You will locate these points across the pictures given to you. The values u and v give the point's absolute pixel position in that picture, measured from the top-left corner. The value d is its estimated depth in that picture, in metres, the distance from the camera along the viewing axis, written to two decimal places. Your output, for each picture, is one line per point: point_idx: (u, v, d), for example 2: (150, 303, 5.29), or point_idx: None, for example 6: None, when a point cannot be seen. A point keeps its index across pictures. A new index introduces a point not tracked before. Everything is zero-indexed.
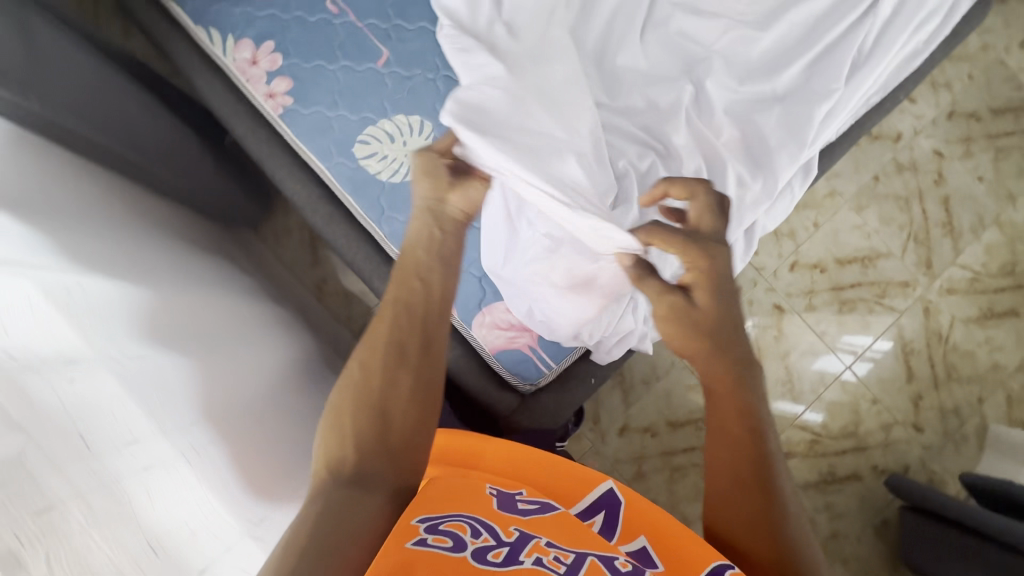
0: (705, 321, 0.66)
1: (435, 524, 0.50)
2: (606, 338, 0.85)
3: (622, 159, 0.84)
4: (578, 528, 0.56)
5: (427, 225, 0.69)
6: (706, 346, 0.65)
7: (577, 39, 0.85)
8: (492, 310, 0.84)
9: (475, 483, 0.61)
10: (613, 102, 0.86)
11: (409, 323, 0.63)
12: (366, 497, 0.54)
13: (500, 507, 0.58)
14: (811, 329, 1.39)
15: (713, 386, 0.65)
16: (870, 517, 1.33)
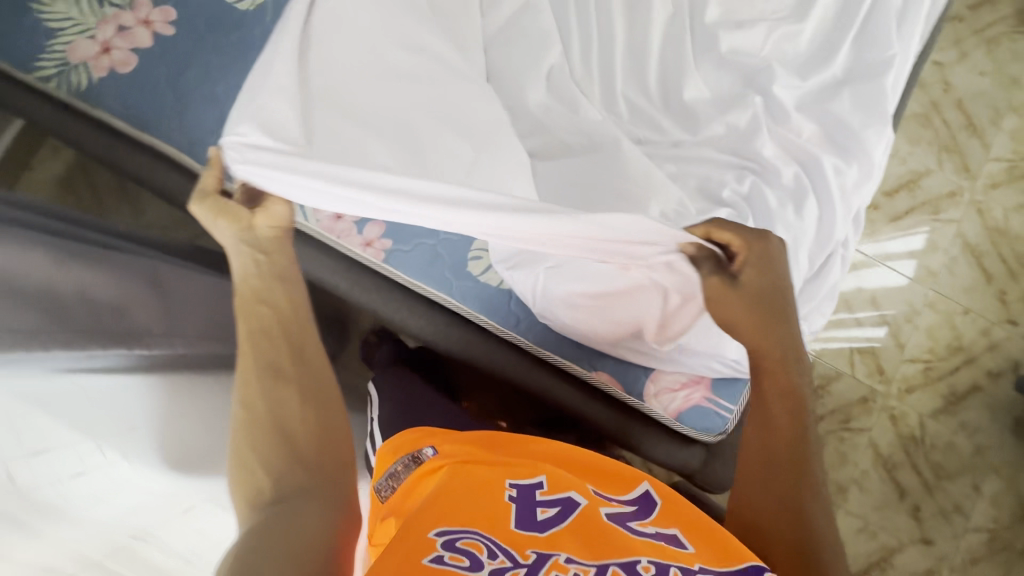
0: (755, 292, 0.65)
1: (451, 539, 0.53)
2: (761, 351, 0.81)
3: (725, 189, 0.85)
4: (599, 532, 0.56)
5: (248, 254, 0.65)
6: (760, 318, 0.65)
7: (638, 94, 0.87)
8: (658, 377, 0.83)
9: (500, 488, 0.62)
10: (695, 137, 0.87)
11: (271, 346, 0.63)
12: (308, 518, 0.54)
13: (522, 516, 0.58)
14: (885, 265, 1.42)
15: (761, 361, 0.66)
16: (1003, 421, 1.37)
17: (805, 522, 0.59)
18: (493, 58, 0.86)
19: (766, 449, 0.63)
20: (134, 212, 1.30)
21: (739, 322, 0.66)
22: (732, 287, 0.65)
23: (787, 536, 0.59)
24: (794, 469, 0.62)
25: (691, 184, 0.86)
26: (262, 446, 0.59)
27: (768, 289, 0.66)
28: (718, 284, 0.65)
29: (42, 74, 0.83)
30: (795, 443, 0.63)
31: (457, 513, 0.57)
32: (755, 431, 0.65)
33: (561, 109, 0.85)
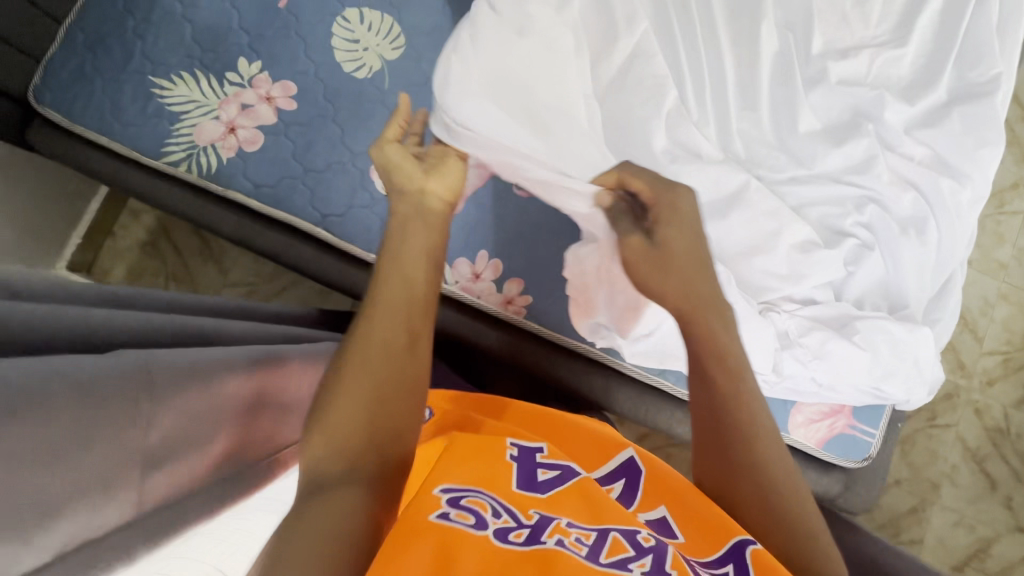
0: (681, 272, 0.70)
1: (457, 498, 0.54)
2: (891, 387, 0.80)
3: (847, 219, 0.87)
4: (595, 494, 0.59)
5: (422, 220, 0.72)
6: (686, 267, 0.70)
7: (752, 132, 0.89)
8: (801, 408, 0.84)
9: (497, 448, 0.64)
10: (814, 170, 0.89)
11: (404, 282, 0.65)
12: (353, 497, 0.48)
13: (522, 483, 0.60)
14: None
15: (684, 310, 0.68)
16: None
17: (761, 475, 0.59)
18: (610, 108, 0.88)
19: (716, 407, 0.62)
20: (219, 269, 1.31)
21: (671, 281, 0.70)
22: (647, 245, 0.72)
23: (754, 489, 0.58)
24: (736, 419, 0.61)
25: (813, 215, 0.88)
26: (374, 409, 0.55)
27: (693, 245, 0.71)
28: (634, 247, 0.74)
29: (171, 158, 0.84)
30: (734, 380, 0.63)
31: (468, 470, 0.59)
32: (651, 262, 0.72)
33: (682, 153, 0.86)
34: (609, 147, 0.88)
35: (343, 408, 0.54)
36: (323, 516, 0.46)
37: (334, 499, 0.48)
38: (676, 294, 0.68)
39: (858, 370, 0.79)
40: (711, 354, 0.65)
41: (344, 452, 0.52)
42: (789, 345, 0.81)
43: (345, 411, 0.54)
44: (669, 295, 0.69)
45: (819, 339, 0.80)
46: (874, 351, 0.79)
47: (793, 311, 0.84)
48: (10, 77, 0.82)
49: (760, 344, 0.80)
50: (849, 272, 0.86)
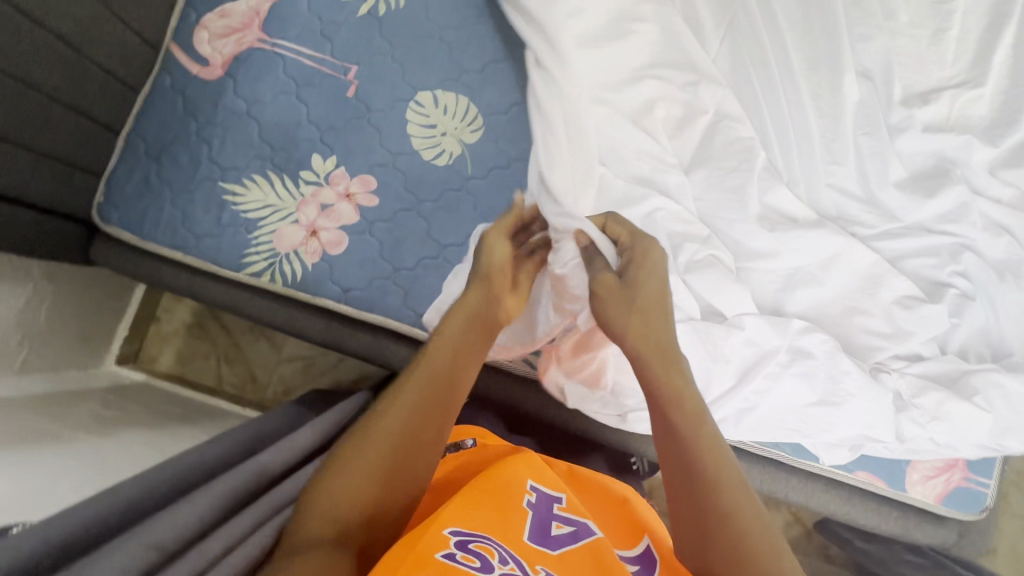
0: (642, 309, 0.63)
1: (466, 541, 0.55)
2: (1010, 440, 0.80)
3: (942, 270, 0.86)
4: (607, 557, 0.57)
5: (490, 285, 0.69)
6: (635, 314, 0.63)
7: (840, 187, 0.88)
8: (917, 466, 0.83)
9: (515, 488, 0.64)
10: (904, 221, 0.88)
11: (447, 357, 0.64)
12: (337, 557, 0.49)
13: (531, 533, 0.60)
14: None
15: (639, 351, 0.63)
16: None
17: (730, 531, 0.56)
18: (696, 176, 0.86)
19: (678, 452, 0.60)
20: (273, 345, 1.27)
21: (633, 318, 0.63)
22: (617, 282, 0.65)
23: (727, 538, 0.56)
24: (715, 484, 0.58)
25: (910, 267, 0.87)
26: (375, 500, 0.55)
27: (652, 302, 0.64)
28: (608, 283, 0.65)
29: (253, 269, 0.79)
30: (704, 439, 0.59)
31: (475, 515, 0.59)
32: (624, 304, 0.64)
33: (774, 217, 0.85)
34: (701, 215, 0.85)
35: (335, 481, 0.55)
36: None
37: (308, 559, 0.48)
38: (638, 334, 0.63)
39: (979, 427, 0.79)
40: (674, 404, 0.61)
41: (333, 518, 0.53)
42: (905, 408, 0.80)
43: (349, 485, 0.55)
44: (633, 334, 0.63)
45: (936, 400, 0.80)
46: (989, 405, 0.79)
47: (902, 369, 0.83)
48: (75, 199, 0.77)
49: (883, 413, 0.79)
50: (953, 324, 0.86)
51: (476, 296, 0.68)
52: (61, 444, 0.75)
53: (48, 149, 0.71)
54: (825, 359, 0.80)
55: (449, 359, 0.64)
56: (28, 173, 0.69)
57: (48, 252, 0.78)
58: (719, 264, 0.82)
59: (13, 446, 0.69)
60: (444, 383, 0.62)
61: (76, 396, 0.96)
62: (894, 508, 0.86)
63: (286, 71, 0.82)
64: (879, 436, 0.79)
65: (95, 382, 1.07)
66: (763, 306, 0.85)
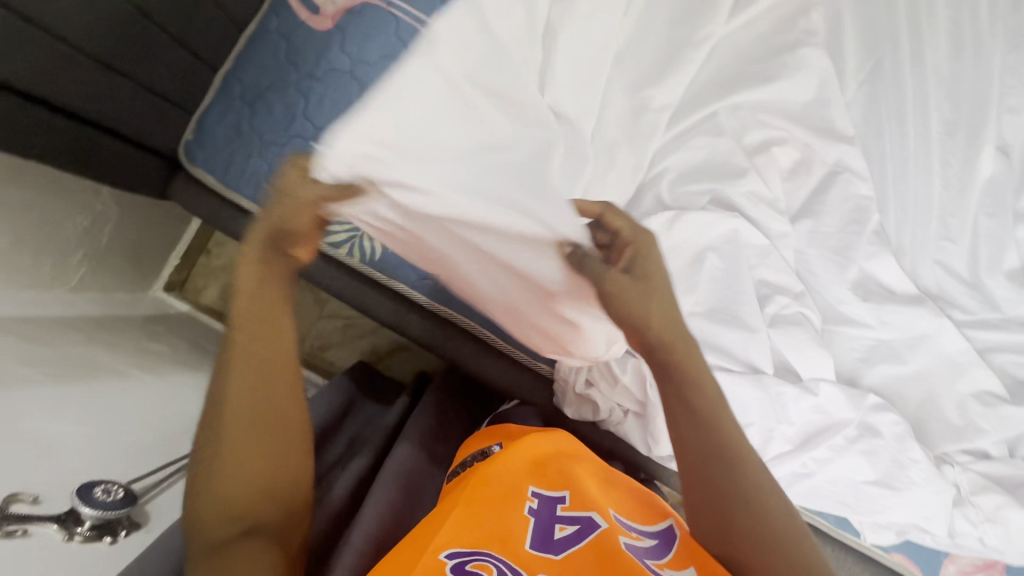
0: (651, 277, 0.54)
1: (463, 562, 0.48)
2: None
3: None
4: (615, 555, 0.50)
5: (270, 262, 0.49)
6: (654, 316, 0.54)
7: (949, 265, 0.83)
8: (955, 559, 0.83)
9: (516, 496, 0.56)
10: (1004, 314, 0.83)
11: (263, 334, 0.49)
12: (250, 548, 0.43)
13: (534, 538, 0.53)
14: None
15: (668, 342, 0.54)
16: None
17: (753, 513, 0.53)
18: (800, 227, 0.81)
19: (702, 444, 0.56)
20: (317, 300, 1.25)
21: (655, 304, 0.54)
22: (631, 283, 0.53)
23: (750, 518, 0.53)
24: (728, 458, 0.55)
25: (999, 362, 0.83)
26: (259, 482, 0.46)
27: (661, 275, 0.55)
28: (621, 281, 0.53)
29: (333, 238, 0.77)
30: (715, 420, 0.55)
31: (465, 537, 0.51)
32: (643, 289, 0.53)
33: (871, 285, 0.81)
34: (798, 268, 0.82)
35: (213, 491, 0.45)
36: (228, 572, 0.41)
37: (221, 560, 0.42)
38: (664, 315, 0.53)
39: None
40: (693, 386, 0.56)
41: (225, 518, 0.44)
42: (962, 505, 0.79)
43: (230, 480, 0.45)
44: (656, 318, 0.54)
45: (994, 503, 0.78)
46: None
47: (966, 462, 0.81)
48: (164, 134, 0.75)
49: (940, 506, 0.77)
50: None
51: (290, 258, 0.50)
52: (120, 378, 0.75)
53: (149, 81, 0.69)
54: (894, 441, 0.78)
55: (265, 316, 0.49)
56: (124, 103, 0.67)
57: (129, 183, 0.76)
58: (807, 323, 0.79)
59: (77, 376, 0.69)
60: (274, 322, 0.50)
61: (125, 323, 0.96)
62: None
63: (398, 34, 0.77)
64: (929, 527, 0.78)
65: (142, 307, 1.07)
66: (841, 372, 0.82)
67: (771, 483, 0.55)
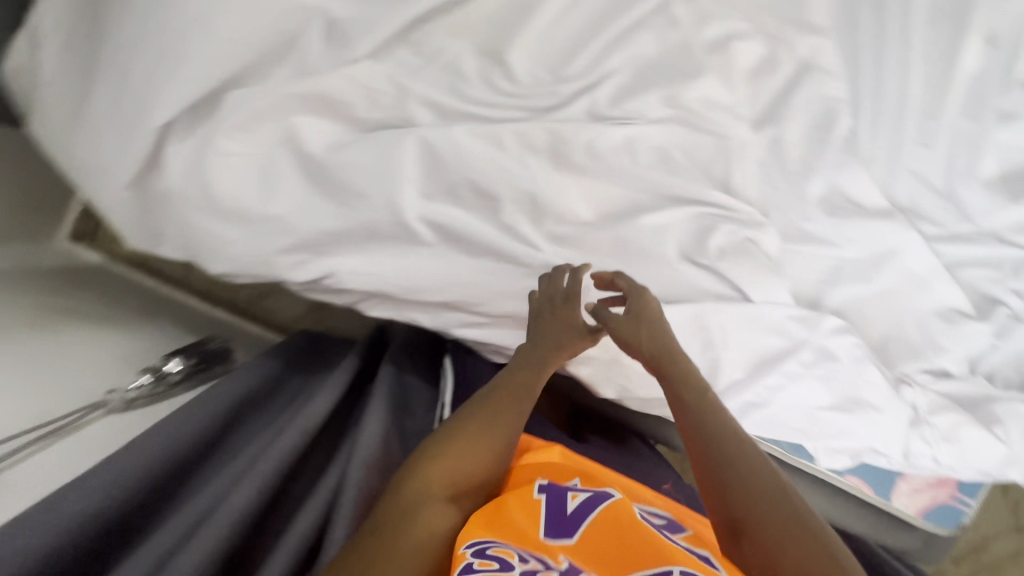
0: (642, 309, 0.67)
1: (482, 548, 0.51)
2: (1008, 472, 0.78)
3: (1000, 287, 0.78)
4: (630, 525, 0.52)
5: (513, 405, 0.67)
6: (643, 357, 0.67)
7: (922, 176, 0.75)
8: (909, 477, 0.81)
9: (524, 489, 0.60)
10: (975, 227, 0.77)
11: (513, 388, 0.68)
12: (441, 514, 0.58)
13: (547, 517, 0.56)
14: None
15: (654, 355, 0.66)
16: None
17: (743, 474, 0.57)
18: (764, 134, 0.72)
19: (695, 427, 0.61)
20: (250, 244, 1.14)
21: (642, 331, 0.67)
22: (624, 318, 0.68)
23: (746, 469, 0.57)
24: (727, 432, 0.60)
25: (967, 278, 0.78)
26: (443, 477, 0.60)
27: (653, 318, 0.67)
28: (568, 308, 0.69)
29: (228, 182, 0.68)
30: (699, 390, 0.64)
31: (492, 528, 0.55)
32: (633, 322, 0.67)
33: (839, 199, 0.74)
34: (762, 183, 0.73)
35: (433, 470, 0.60)
36: (411, 521, 0.56)
37: (418, 519, 0.56)
38: (651, 340, 0.66)
39: (986, 455, 0.76)
40: (681, 381, 0.64)
41: (437, 494, 0.59)
42: (918, 428, 0.76)
43: (426, 476, 0.60)
44: (634, 344, 0.66)
45: (948, 421, 0.76)
46: (1005, 437, 0.76)
47: (927, 385, 0.78)
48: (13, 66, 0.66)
49: (894, 427, 0.74)
50: (992, 346, 0.79)
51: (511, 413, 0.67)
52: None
53: None
54: (856, 369, 0.73)
55: (513, 402, 0.68)
56: None
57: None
58: (767, 243, 0.72)
59: None
60: (505, 404, 0.67)
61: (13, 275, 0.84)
62: (873, 512, 0.84)
63: None
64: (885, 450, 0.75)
65: (42, 259, 0.95)
66: (803, 296, 0.76)
67: (749, 450, 0.59)
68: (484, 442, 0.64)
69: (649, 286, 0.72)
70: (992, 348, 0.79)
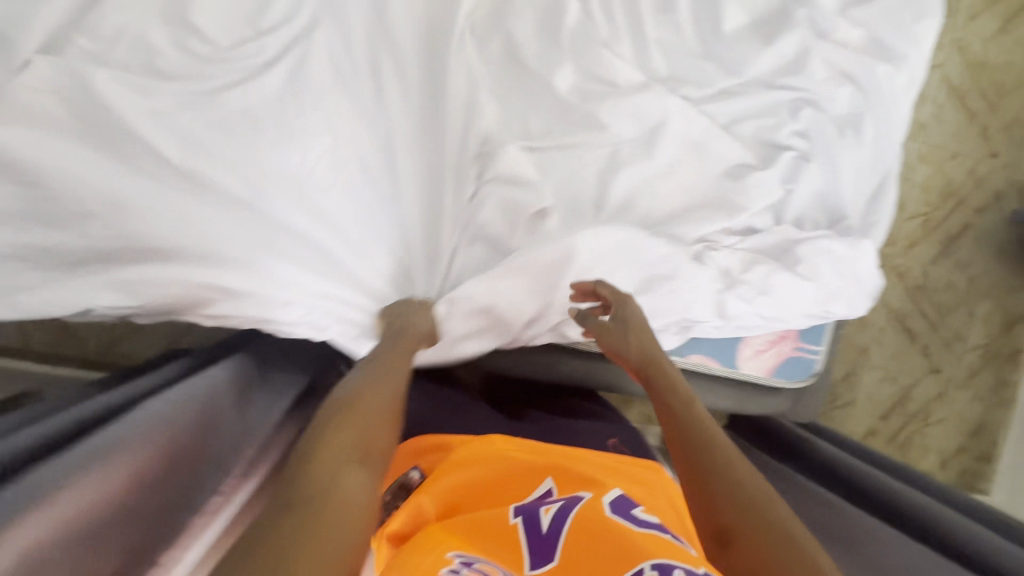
0: (631, 330, 0.70)
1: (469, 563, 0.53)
2: (829, 305, 0.79)
3: (782, 132, 0.78)
4: (604, 529, 0.54)
5: (392, 374, 0.60)
6: (631, 368, 0.68)
7: (671, 42, 0.74)
8: (748, 341, 0.82)
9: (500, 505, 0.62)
10: (740, 79, 0.77)
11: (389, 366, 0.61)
12: (357, 478, 0.43)
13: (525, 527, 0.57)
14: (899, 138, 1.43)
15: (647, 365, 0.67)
16: (991, 248, 1.49)
17: (721, 461, 0.53)
18: (496, 39, 0.70)
19: (670, 411, 0.59)
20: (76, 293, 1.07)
21: (630, 338, 0.69)
22: (611, 327, 0.72)
23: (722, 454, 0.53)
24: (700, 422, 0.57)
25: (746, 132, 0.78)
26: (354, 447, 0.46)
27: (639, 327, 0.71)
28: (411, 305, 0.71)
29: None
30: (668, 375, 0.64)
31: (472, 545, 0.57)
32: (623, 334, 0.70)
33: (592, 83, 0.72)
34: (508, 90, 0.72)
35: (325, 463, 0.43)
36: (319, 515, 0.38)
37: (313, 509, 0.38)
38: (637, 348, 0.68)
39: (799, 296, 0.77)
40: (663, 384, 0.63)
41: (338, 474, 0.43)
42: (726, 289, 0.77)
43: (335, 443, 0.46)
44: (633, 354, 0.68)
45: (756, 274, 0.77)
46: (812, 273, 0.76)
47: (730, 246, 0.78)
48: None
49: (694, 295, 0.76)
50: (787, 191, 0.79)
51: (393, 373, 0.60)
52: None
53: None
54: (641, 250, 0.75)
55: (379, 398, 0.54)
56: None
57: None
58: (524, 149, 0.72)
59: None
60: (385, 405, 0.54)
61: None
62: (729, 383, 0.85)
63: None
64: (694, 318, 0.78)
65: None
66: (588, 191, 0.75)
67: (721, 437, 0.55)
68: (385, 395, 0.55)
69: (421, 220, 0.74)
70: (790, 193, 0.79)
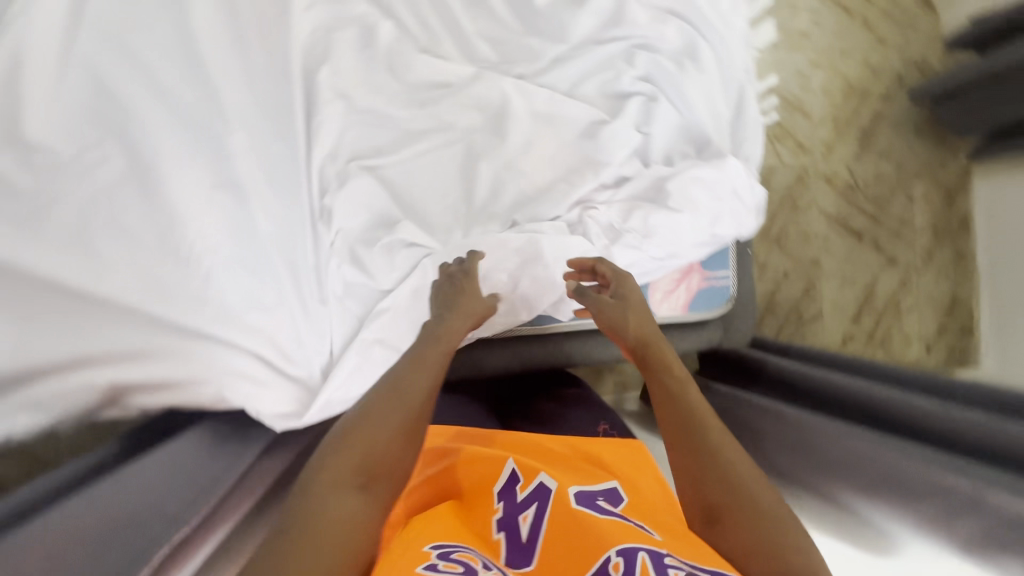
0: (634, 308, 0.68)
1: (446, 551, 0.48)
2: (717, 229, 0.81)
3: (622, 81, 0.81)
4: (579, 525, 0.51)
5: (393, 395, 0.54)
6: (627, 345, 0.66)
7: (490, 35, 0.79)
8: (655, 285, 0.83)
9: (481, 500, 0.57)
10: (568, 45, 0.80)
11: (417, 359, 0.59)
12: (352, 503, 0.44)
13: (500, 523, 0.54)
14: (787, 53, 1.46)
15: (643, 338, 0.65)
16: (908, 129, 1.50)
17: (712, 446, 0.53)
18: (324, 75, 0.74)
19: (669, 392, 0.58)
20: None
21: (632, 317, 0.67)
22: (612, 302, 0.69)
23: (719, 436, 0.53)
24: (701, 412, 0.56)
25: (590, 91, 0.81)
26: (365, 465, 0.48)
27: (638, 306, 0.68)
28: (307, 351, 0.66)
29: None
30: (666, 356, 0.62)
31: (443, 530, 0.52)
32: (624, 309, 0.68)
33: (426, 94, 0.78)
34: (349, 119, 0.76)
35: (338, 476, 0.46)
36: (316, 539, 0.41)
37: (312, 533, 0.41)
38: (639, 324, 0.66)
39: (683, 228, 0.79)
40: (654, 356, 0.62)
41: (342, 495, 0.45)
42: (614, 241, 0.79)
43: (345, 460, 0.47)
44: (633, 328, 0.66)
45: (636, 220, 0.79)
46: (689, 203, 0.78)
47: (606, 202, 0.81)
48: None
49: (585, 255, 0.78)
50: (645, 135, 0.82)
51: (421, 376, 0.57)
52: None
53: None
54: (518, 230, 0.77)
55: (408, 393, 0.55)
56: None
57: None
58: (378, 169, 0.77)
59: None
60: (413, 399, 0.54)
61: None
62: None
63: None
64: None
65: None
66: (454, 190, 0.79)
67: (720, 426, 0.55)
68: (395, 411, 0.52)
69: (302, 255, 0.74)
70: (647, 137, 0.82)
